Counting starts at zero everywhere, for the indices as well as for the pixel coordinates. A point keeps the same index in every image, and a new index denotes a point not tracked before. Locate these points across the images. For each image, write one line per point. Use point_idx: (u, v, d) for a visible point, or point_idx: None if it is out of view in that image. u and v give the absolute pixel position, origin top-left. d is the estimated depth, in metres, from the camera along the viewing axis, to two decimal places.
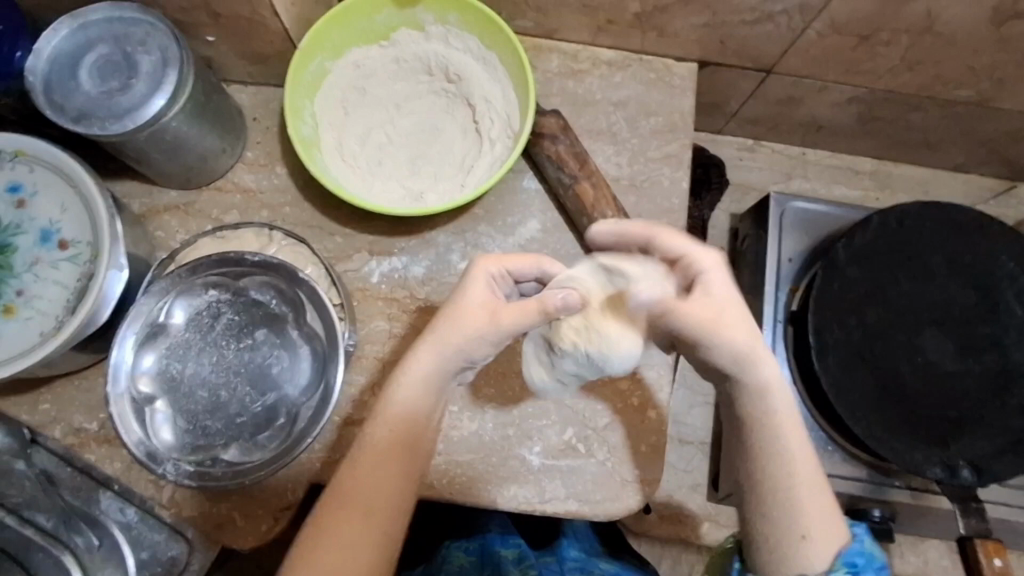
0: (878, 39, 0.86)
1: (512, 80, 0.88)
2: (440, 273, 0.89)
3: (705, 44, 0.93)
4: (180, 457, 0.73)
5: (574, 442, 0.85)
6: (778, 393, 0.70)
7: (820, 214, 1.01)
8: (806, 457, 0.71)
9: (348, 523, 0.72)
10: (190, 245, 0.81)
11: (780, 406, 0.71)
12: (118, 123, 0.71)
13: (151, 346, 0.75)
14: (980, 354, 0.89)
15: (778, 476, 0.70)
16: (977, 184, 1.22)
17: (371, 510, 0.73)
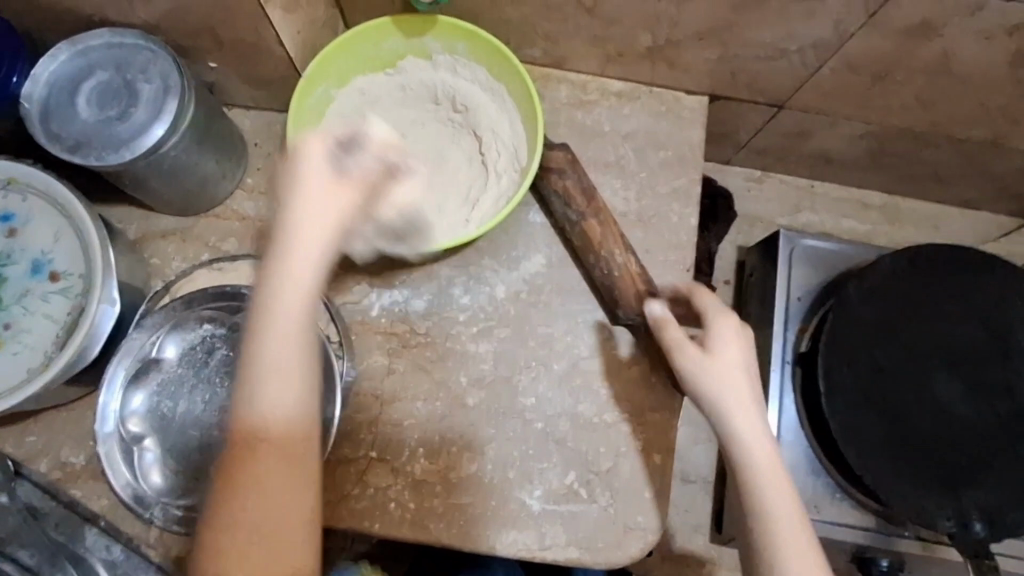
0: (895, 78, 0.84)
1: (520, 112, 0.86)
2: (442, 308, 0.87)
3: (717, 78, 0.91)
4: (169, 501, 0.70)
5: (576, 486, 0.83)
6: (759, 445, 0.67)
7: (829, 251, 0.99)
8: (789, 501, 0.66)
9: (260, 486, 0.56)
10: (187, 276, 0.79)
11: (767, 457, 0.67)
12: (115, 153, 0.69)
13: (142, 383, 0.73)
14: (995, 401, 0.86)
15: (762, 525, 0.65)
16: (987, 221, 1.19)
17: (276, 448, 0.56)
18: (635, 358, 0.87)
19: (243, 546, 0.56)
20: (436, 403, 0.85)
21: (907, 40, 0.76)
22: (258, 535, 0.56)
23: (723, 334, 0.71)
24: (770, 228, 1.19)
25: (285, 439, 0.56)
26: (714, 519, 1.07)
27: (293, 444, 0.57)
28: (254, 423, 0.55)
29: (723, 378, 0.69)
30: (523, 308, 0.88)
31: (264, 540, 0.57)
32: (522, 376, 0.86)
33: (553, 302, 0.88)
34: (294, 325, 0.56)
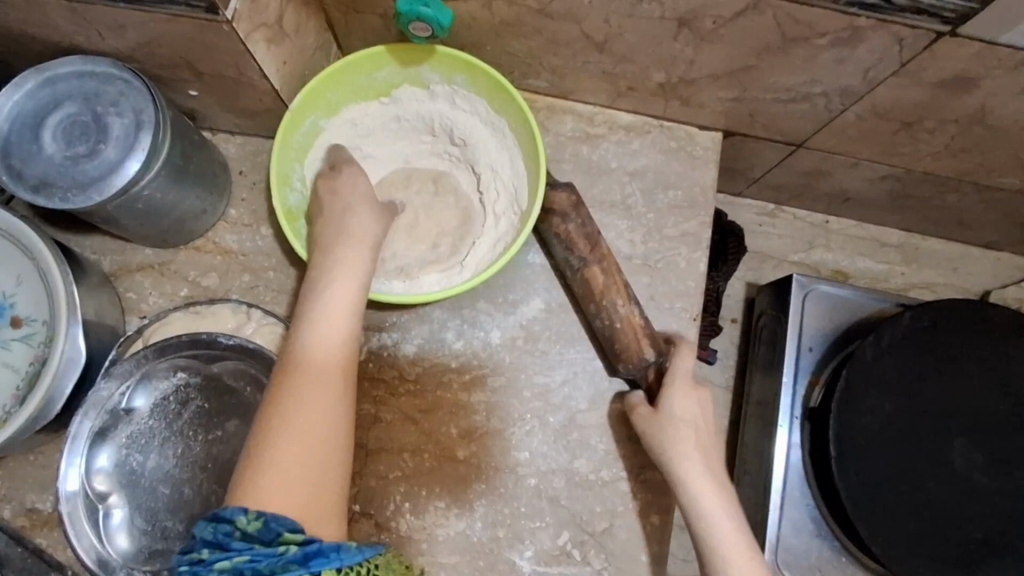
0: (923, 126, 0.79)
1: (521, 150, 0.81)
2: (434, 352, 0.82)
3: (732, 116, 0.86)
4: (135, 565, 0.66)
5: (568, 547, 0.78)
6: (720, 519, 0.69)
7: (844, 299, 0.94)
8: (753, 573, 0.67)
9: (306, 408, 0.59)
10: (161, 320, 0.74)
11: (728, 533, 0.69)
12: (84, 195, 0.64)
13: (109, 437, 0.69)
14: (1014, 471, 0.82)
15: None
16: (1008, 263, 1.14)
17: (321, 379, 0.61)
18: None
19: (289, 461, 0.56)
20: (424, 455, 0.80)
21: (937, 90, 0.71)
22: (302, 452, 0.57)
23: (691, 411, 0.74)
24: (780, 264, 1.13)
25: (333, 375, 0.61)
26: None
27: (337, 377, 0.62)
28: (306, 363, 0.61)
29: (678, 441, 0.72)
30: (519, 356, 0.83)
31: (312, 460, 0.57)
32: (515, 429, 0.81)
33: (550, 350, 0.83)
34: (341, 298, 0.66)
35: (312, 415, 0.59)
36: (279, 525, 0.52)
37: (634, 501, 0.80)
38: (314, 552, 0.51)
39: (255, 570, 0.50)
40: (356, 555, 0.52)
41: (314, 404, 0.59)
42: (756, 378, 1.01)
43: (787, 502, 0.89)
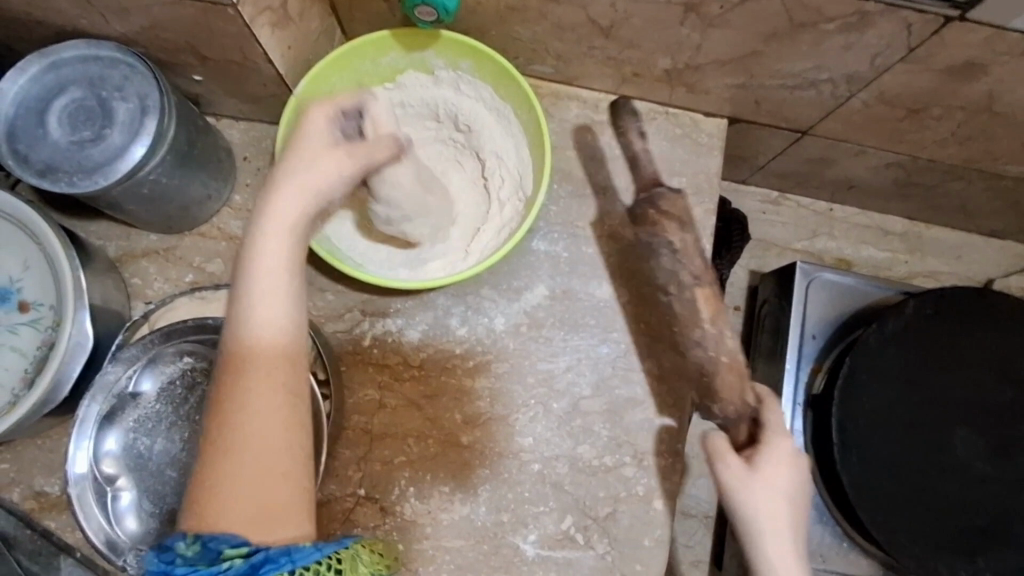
0: (929, 113, 0.79)
1: (526, 136, 0.81)
2: (438, 338, 0.83)
3: (738, 103, 0.85)
4: (143, 547, 0.67)
5: (572, 532, 0.79)
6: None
7: (847, 287, 0.94)
8: None
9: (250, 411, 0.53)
10: (167, 306, 0.75)
11: None
12: (89, 179, 0.65)
13: (117, 421, 0.70)
14: (1016, 458, 0.82)
15: None
16: (1011, 252, 1.14)
17: (261, 375, 0.53)
18: (639, 400, 0.83)
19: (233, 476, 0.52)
20: (428, 439, 0.80)
21: (945, 77, 0.71)
22: (257, 468, 0.52)
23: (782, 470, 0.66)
24: (784, 252, 1.13)
25: (275, 364, 0.53)
26: (715, 557, 1.03)
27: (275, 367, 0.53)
28: (243, 361, 0.53)
29: (765, 504, 0.65)
30: (523, 342, 0.83)
31: (261, 471, 0.52)
32: (519, 415, 0.82)
33: (554, 337, 0.84)
34: (272, 266, 0.55)
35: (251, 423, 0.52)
36: (218, 542, 0.50)
37: (637, 486, 0.80)
38: (262, 560, 0.49)
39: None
40: (312, 553, 0.51)
41: (252, 406, 0.52)
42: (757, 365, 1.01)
43: None
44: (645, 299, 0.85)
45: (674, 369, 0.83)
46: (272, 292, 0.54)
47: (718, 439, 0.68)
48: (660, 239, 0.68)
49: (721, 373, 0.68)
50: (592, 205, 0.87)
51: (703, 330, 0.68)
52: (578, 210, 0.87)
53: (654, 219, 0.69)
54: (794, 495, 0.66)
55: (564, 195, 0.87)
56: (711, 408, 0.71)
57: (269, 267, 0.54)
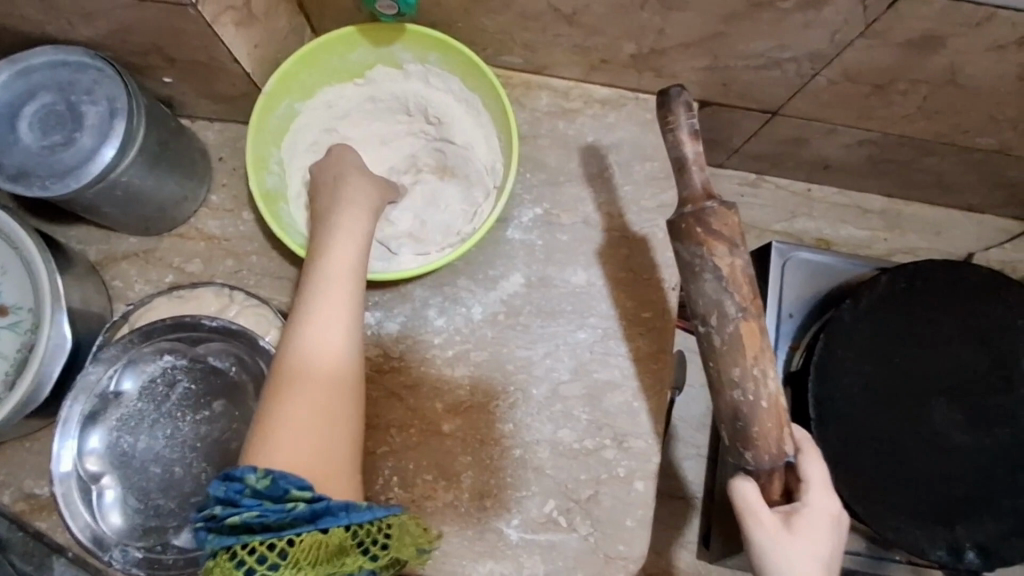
0: (895, 88, 0.80)
1: (496, 126, 0.82)
2: (418, 329, 0.84)
3: (706, 86, 0.86)
4: (130, 541, 0.68)
5: (555, 515, 0.80)
6: None
7: (823, 265, 0.95)
8: None
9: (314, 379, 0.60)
10: (145, 305, 0.76)
11: None
12: (61, 182, 0.65)
13: (100, 420, 0.71)
14: (994, 427, 0.83)
15: None
16: (990, 225, 1.14)
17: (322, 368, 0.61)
18: (617, 383, 0.84)
19: (295, 432, 0.57)
20: (410, 429, 0.82)
21: (906, 51, 0.72)
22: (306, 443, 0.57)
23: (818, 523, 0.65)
24: (764, 234, 1.14)
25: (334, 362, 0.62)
26: (702, 536, 1.05)
27: (335, 363, 0.62)
28: (308, 350, 0.61)
29: (802, 566, 0.63)
30: (501, 330, 0.84)
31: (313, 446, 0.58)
32: (499, 401, 0.83)
33: (532, 324, 0.85)
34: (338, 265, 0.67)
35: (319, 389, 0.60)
36: (286, 483, 0.53)
37: (617, 468, 0.82)
38: (323, 510, 0.54)
39: (265, 527, 0.53)
40: (365, 514, 0.56)
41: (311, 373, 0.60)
42: None
43: None
44: (620, 284, 0.86)
45: (651, 352, 0.84)
46: (338, 288, 0.65)
47: (752, 494, 0.66)
48: (706, 263, 0.64)
49: (760, 417, 0.66)
50: (565, 192, 0.88)
51: (745, 368, 0.65)
52: (552, 197, 0.88)
53: (701, 240, 0.64)
54: (831, 559, 0.64)
55: (537, 183, 0.88)
56: (742, 454, 0.67)
57: (338, 268, 0.66)
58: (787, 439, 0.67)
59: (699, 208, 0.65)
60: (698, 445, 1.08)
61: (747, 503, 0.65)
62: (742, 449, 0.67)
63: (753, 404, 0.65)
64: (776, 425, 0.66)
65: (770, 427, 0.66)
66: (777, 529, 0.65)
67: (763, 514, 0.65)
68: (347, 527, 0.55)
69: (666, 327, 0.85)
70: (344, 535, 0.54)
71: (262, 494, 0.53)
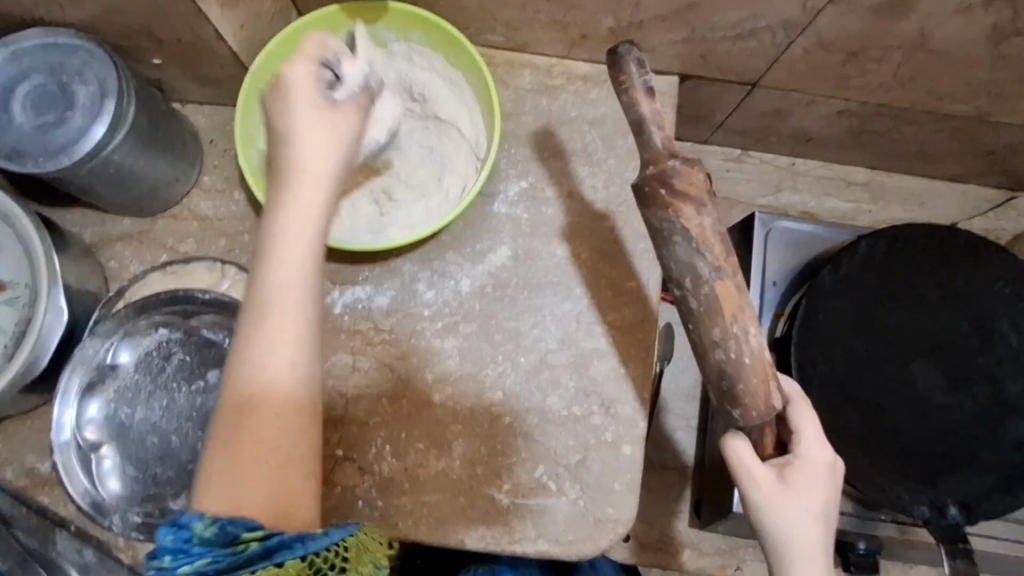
0: (869, 55, 0.81)
1: (478, 101, 0.85)
2: (407, 303, 0.86)
3: (686, 59, 0.88)
4: (129, 507, 0.70)
5: (545, 480, 0.82)
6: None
7: (805, 234, 0.97)
8: None
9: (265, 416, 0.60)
10: (139, 281, 0.77)
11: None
12: (54, 160, 0.68)
13: (97, 391, 0.73)
14: (974, 386, 0.85)
15: None
16: (973, 195, 1.16)
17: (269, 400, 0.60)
18: (604, 350, 0.86)
19: (247, 481, 0.58)
20: (402, 399, 0.83)
21: (877, 17, 0.74)
22: (255, 480, 0.59)
23: (817, 480, 0.67)
24: (749, 209, 1.16)
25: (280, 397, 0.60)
26: (694, 505, 1.08)
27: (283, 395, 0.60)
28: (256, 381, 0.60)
29: (794, 522, 0.65)
30: (489, 302, 0.86)
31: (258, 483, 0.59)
32: (488, 371, 0.85)
33: (518, 295, 0.86)
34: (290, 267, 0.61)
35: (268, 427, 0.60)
36: (234, 528, 0.56)
37: (605, 433, 0.83)
38: (274, 546, 0.56)
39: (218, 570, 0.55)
40: (323, 541, 0.57)
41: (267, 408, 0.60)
42: None
43: None
44: (604, 255, 0.88)
45: (636, 320, 0.86)
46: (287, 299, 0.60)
47: (744, 453, 0.67)
48: (675, 226, 0.64)
49: (744, 375, 0.66)
50: (549, 166, 0.90)
51: (724, 329, 0.65)
52: (536, 172, 0.90)
53: (667, 203, 0.64)
54: (828, 511, 0.67)
55: (522, 158, 0.90)
56: (731, 414, 0.69)
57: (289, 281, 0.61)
58: (775, 394, 0.68)
59: (663, 169, 0.64)
60: (688, 417, 1.10)
61: (743, 461, 0.67)
62: (732, 408, 0.68)
63: (737, 362, 0.66)
64: (762, 381, 0.67)
65: (754, 382, 0.67)
66: (772, 486, 0.67)
67: (758, 473, 0.66)
68: (304, 557, 0.56)
69: (651, 295, 0.87)
70: (300, 565, 0.55)
71: (210, 541, 0.56)
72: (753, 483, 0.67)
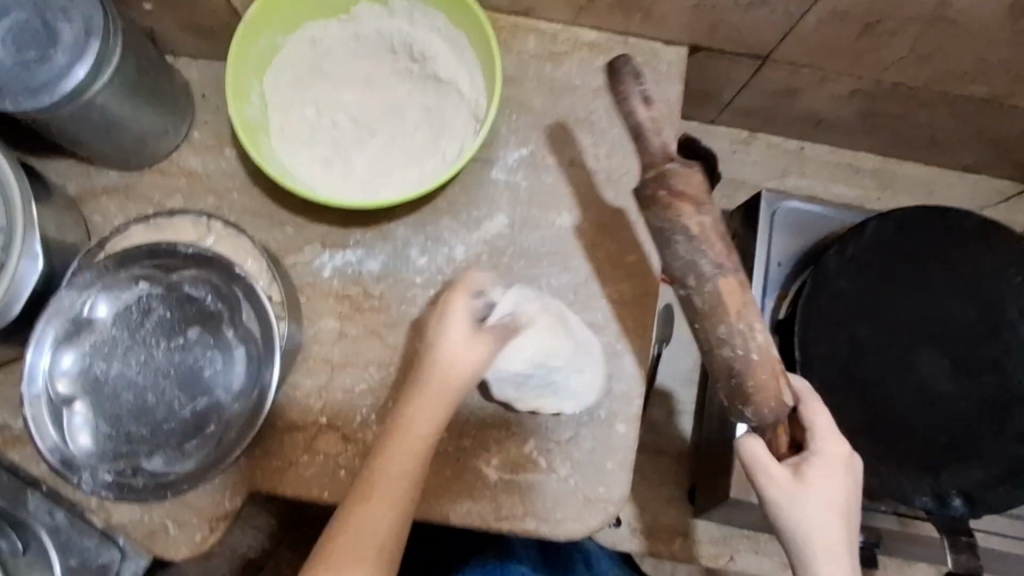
0: (885, 28, 0.78)
1: (480, 61, 0.80)
2: (400, 269, 0.83)
3: (695, 28, 0.85)
4: (99, 465, 0.67)
5: (534, 455, 0.80)
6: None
7: (812, 216, 0.94)
8: None
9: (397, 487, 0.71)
10: (121, 233, 0.74)
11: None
12: (34, 98, 0.65)
13: (73, 342, 0.69)
14: (980, 374, 0.82)
15: None
16: (985, 186, 1.13)
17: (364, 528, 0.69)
18: (601, 325, 0.83)
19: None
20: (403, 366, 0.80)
21: None
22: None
23: (834, 470, 0.65)
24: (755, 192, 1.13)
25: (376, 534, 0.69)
26: (688, 491, 1.06)
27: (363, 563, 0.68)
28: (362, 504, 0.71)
29: (819, 518, 0.64)
30: (484, 272, 0.83)
31: None
32: None
33: (516, 266, 0.84)
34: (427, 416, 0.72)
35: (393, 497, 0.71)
36: None
37: (600, 410, 0.81)
38: None
39: None
40: None
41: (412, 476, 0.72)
42: None
43: None
44: (605, 228, 0.85)
45: (635, 295, 0.84)
46: (424, 429, 0.73)
47: (761, 452, 0.66)
48: (675, 225, 0.64)
49: (754, 370, 0.64)
50: (550, 134, 0.87)
51: (729, 325, 0.64)
52: (537, 139, 0.87)
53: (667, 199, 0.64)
54: (847, 501, 0.65)
55: (523, 125, 0.87)
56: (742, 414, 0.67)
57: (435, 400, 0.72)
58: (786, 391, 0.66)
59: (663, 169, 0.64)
60: (685, 402, 1.07)
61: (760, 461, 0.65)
62: (742, 407, 0.66)
63: (745, 358, 0.64)
64: (772, 377, 0.65)
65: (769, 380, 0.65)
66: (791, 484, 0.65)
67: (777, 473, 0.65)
68: None
69: (651, 270, 0.84)
70: None
71: None
72: (771, 482, 0.65)
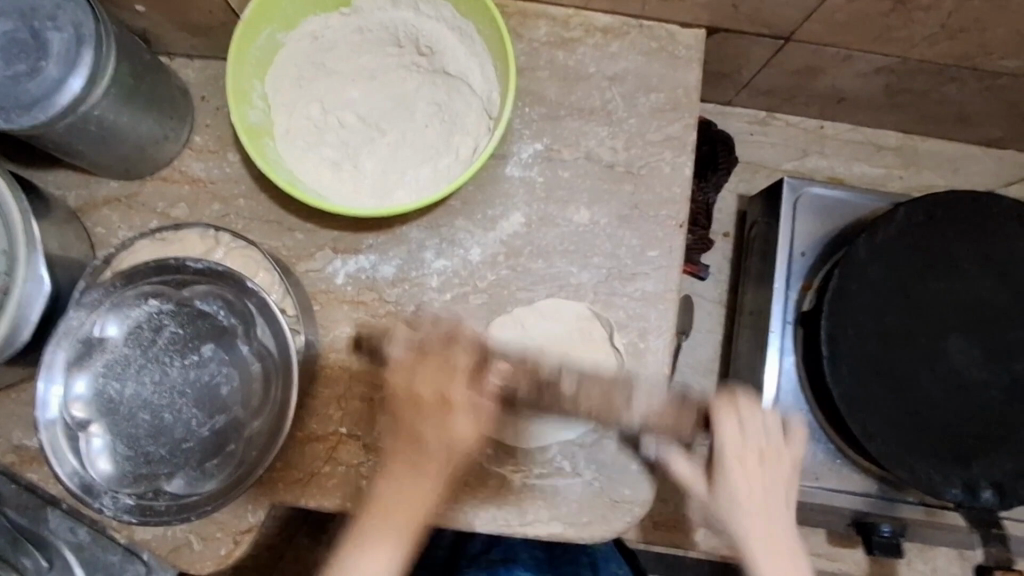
0: (918, 4, 0.74)
1: (490, 53, 0.77)
2: (415, 273, 0.80)
3: (715, 9, 0.81)
4: (120, 488, 0.66)
5: (559, 460, 0.78)
6: (741, 483, 0.68)
7: (836, 201, 0.91)
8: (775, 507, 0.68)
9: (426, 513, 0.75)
10: (127, 248, 0.73)
11: (748, 484, 0.68)
12: (28, 115, 0.62)
13: (85, 365, 0.67)
14: (1012, 362, 0.79)
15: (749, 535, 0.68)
16: (1011, 161, 1.09)
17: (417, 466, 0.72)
18: (623, 324, 0.80)
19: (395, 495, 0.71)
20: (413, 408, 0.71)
21: None
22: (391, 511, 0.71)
23: (738, 424, 0.68)
24: (774, 174, 1.09)
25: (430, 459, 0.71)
26: None
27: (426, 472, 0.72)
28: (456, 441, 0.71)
29: (741, 451, 0.68)
30: (501, 272, 0.81)
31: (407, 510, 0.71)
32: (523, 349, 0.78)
33: (533, 264, 0.81)
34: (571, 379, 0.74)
35: (413, 515, 0.71)
36: None
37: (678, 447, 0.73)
38: None
39: None
40: None
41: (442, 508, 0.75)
42: (748, 291, 0.98)
43: (779, 408, 0.87)
44: (624, 223, 0.82)
45: (656, 292, 0.81)
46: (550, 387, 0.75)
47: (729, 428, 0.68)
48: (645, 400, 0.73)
49: (729, 450, 0.68)
50: (565, 127, 0.83)
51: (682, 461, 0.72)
52: (552, 132, 0.83)
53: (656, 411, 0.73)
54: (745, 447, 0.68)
55: (536, 118, 0.83)
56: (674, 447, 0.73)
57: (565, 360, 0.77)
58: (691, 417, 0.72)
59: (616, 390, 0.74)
60: None
61: (741, 421, 0.69)
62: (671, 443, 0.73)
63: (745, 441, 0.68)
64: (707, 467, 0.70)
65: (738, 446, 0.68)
66: (733, 428, 0.68)
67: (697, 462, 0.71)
68: None
69: (672, 265, 0.81)
70: None
71: None
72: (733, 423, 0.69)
